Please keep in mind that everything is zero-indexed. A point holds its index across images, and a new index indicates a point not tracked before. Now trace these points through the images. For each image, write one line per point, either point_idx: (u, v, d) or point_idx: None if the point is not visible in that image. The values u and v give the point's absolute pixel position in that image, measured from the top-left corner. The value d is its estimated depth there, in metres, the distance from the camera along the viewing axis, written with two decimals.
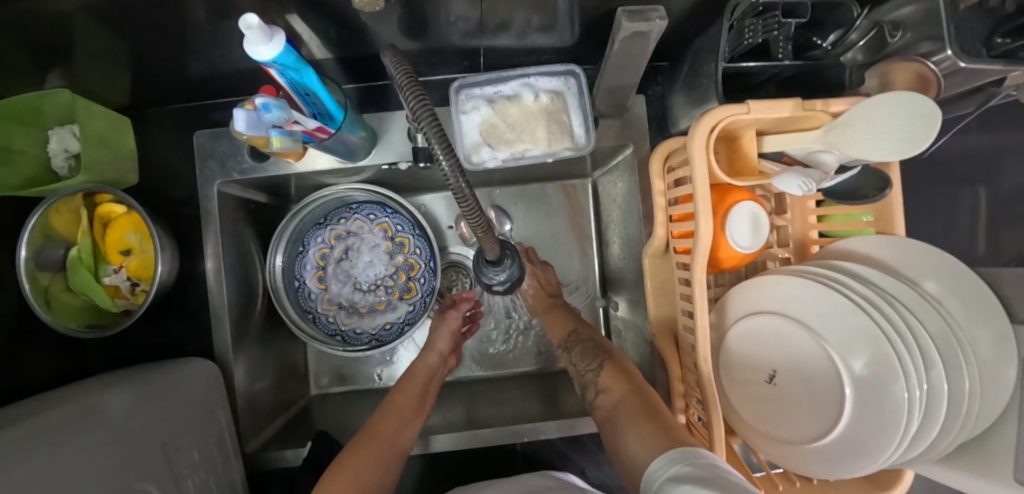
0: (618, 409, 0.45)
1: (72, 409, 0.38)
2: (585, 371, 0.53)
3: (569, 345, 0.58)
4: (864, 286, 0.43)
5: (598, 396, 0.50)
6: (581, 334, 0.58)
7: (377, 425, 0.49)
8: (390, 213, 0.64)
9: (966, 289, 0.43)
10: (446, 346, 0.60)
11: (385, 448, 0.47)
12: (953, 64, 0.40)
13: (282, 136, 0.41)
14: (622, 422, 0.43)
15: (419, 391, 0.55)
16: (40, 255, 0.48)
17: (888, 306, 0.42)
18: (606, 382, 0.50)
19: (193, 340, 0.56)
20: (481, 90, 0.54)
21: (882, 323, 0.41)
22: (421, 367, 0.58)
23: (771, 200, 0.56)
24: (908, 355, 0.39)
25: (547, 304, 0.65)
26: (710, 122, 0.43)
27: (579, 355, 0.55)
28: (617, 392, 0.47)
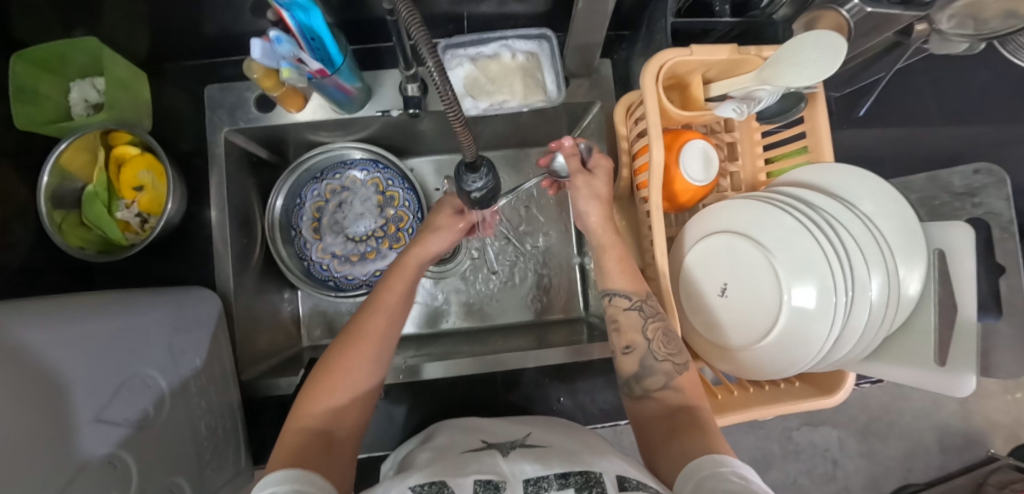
0: (670, 416, 0.44)
1: (90, 300, 0.42)
2: (661, 356, 0.47)
3: (645, 310, 0.49)
4: (809, 210, 0.48)
5: (661, 388, 0.46)
6: (656, 299, 0.50)
7: (361, 326, 0.46)
8: (381, 169, 0.70)
9: (900, 213, 0.48)
10: (440, 248, 0.54)
11: (372, 349, 0.45)
12: (862, 10, 0.48)
13: (290, 68, 0.49)
14: (680, 429, 0.42)
15: (408, 288, 0.50)
16: (59, 188, 0.53)
17: (829, 227, 0.47)
18: (680, 383, 0.46)
19: (193, 278, 0.60)
20: (465, 50, 0.60)
21: (822, 241, 0.46)
22: (412, 260, 0.52)
23: (724, 149, 0.62)
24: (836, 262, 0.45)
25: (616, 249, 0.52)
26: (659, 63, 0.49)
27: (659, 336, 0.47)
28: (685, 395, 0.46)
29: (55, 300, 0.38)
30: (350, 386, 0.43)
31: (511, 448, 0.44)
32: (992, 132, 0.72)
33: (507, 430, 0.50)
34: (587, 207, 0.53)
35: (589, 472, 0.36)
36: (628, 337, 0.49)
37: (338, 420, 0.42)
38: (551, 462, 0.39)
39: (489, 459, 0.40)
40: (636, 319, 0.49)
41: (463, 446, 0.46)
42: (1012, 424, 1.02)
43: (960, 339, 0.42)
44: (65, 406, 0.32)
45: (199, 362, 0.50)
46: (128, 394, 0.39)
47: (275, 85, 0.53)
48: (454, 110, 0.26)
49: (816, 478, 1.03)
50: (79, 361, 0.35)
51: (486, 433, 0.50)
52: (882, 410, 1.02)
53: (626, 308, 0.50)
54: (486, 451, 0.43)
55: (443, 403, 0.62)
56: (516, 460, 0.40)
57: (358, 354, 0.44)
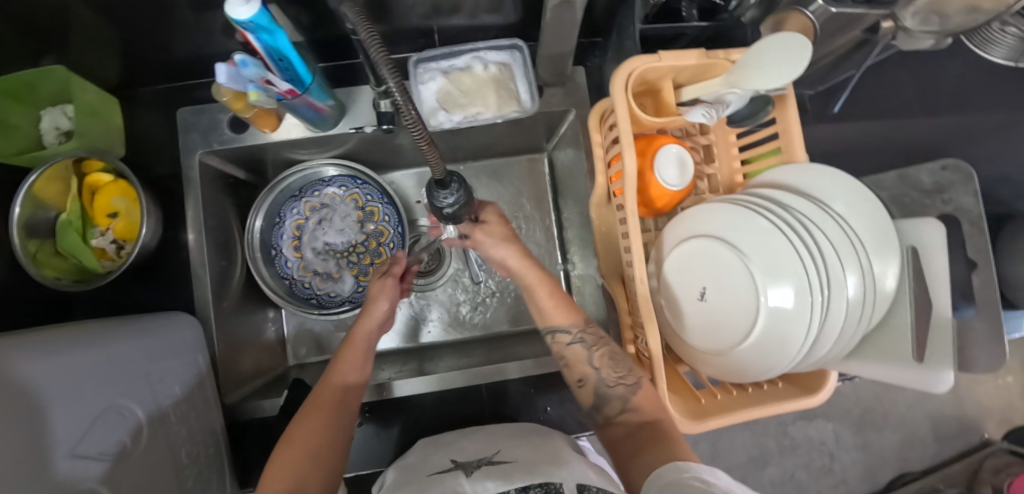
0: (635, 432, 0.45)
1: (64, 332, 0.42)
2: (613, 381, 0.49)
3: (586, 340, 0.52)
4: (783, 211, 0.48)
5: (620, 412, 0.47)
6: (594, 327, 0.53)
7: (316, 396, 0.47)
8: (360, 184, 0.69)
9: (872, 211, 0.48)
10: (384, 310, 0.53)
11: (328, 416, 0.45)
12: (826, 10, 0.48)
13: (258, 91, 0.48)
14: (649, 444, 0.42)
15: (363, 358, 0.51)
16: (31, 219, 0.53)
17: (804, 228, 0.47)
18: (638, 402, 0.47)
19: (172, 302, 0.60)
20: (437, 63, 0.60)
21: (796, 243, 0.46)
22: (360, 332, 0.53)
23: (700, 151, 0.63)
24: (814, 266, 0.45)
25: (551, 291, 0.53)
26: (628, 70, 0.49)
27: (606, 361, 0.50)
28: (643, 413, 0.46)
29: (31, 332, 0.38)
30: (310, 453, 0.42)
31: (477, 467, 0.44)
32: (965, 122, 0.73)
33: (479, 447, 0.50)
34: (500, 252, 0.54)
35: (550, 485, 0.37)
36: (578, 371, 0.51)
37: (302, 488, 0.40)
38: (514, 477, 0.39)
39: (453, 482, 0.40)
40: (580, 352, 0.51)
41: (432, 467, 0.46)
42: (1004, 409, 1.03)
43: (937, 335, 0.42)
44: (47, 439, 0.32)
45: (179, 388, 0.50)
46: (107, 425, 0.39)
47: (245, 107, 0.52)
48: (419, 130, 0.27)
49: (814, 472, 1.03)
50: (57, 392, 0.35)
51: (456, 452, 0.49)
52: (876, 401, 1.02)
53: (570, 343, 0.52)
54: (450, 473, 0.43)
55: (429, 418, 0.62)
56: (479, 479, 0.40)
57: (314, 423, 0.44)
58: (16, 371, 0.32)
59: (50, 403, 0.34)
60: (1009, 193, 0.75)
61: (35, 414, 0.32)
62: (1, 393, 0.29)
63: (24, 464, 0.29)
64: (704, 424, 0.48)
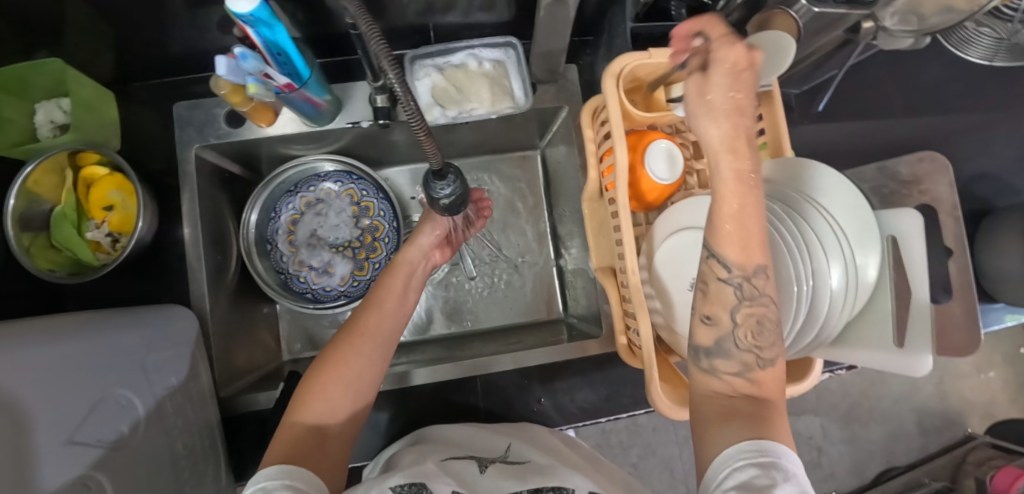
0: (728, 402, 0.35)
1: (62, 321, 0.42)
2: (744, 346, 0.35)
3: (745, 289, 0.35)
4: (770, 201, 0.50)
5: (732, 374, 0.36)
6: (765, 279, 0.35)
7: (360, 325, 0.49)
8: (355, 180, 0.70)
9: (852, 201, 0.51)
10: (427, 241, 0.61)
11: (369, 346, 0.47)
12: (809, 10, 0.50)
13: (256, 84, 0.49)
14: (737, 412, 0.33)
15: (401, 289, 0.56)
16: (26, 211, 0.53)
17: (788, 218, 0.48)
18: (762, 380, 0.35)
19: (167, 297, 0.60)
20: (432, 60, 0.61)
21: (781, 229, 0.48)
22: (404, 265, 0.59)
23: (689, 147, 0.64)
24: (801, 255, 0.46)
25: (744, 194, 0.32)
26: (619, 66, 0.51)
27: (752, 326, 0.35)
28: (762, 388, 0.35)
29: (28, 321, 0.38)
30: (347, 381, 0.44)
31: (491, 461, 0.47)
32: (944, 121, 0.75)
33: (488, 441, 0.53)
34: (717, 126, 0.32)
35: (562, 489, 0.40)
36: (709, 306, 0.37)
37: (335, 414, 0.42)
38: (528, 478, 0.42)
39: (469, 472, 0.44)
40: (729, 294, 0.35)
41: (446, 452, 0.49)
42: (986, 403, 1.05)
43: (918, 320, 0.43)
44: (36, 424, 0.32)
45: (175, 380, 0.50)
46: (100, 415, 0.39)
47: (243, 101, 0.53)
48: (417, 120, 0.26)
49: (802, 466, 1.04)
50: (51, 379, 0.35)
51: (468, 443, 0.52)
52: (862, 396, 1.04)
53: (721, 280, 0.36)
54: (465, 462, 0.46)
55: (422, 411, 0.63)
56: (494, 477, 0.43)
57: (359, 351, 0.46)
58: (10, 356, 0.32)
59: (45, 389, 0.34)
60: (987, 190, 0.77)
61: (25, 402, 0.32)
62: None
63: (22, 448, 0.29)
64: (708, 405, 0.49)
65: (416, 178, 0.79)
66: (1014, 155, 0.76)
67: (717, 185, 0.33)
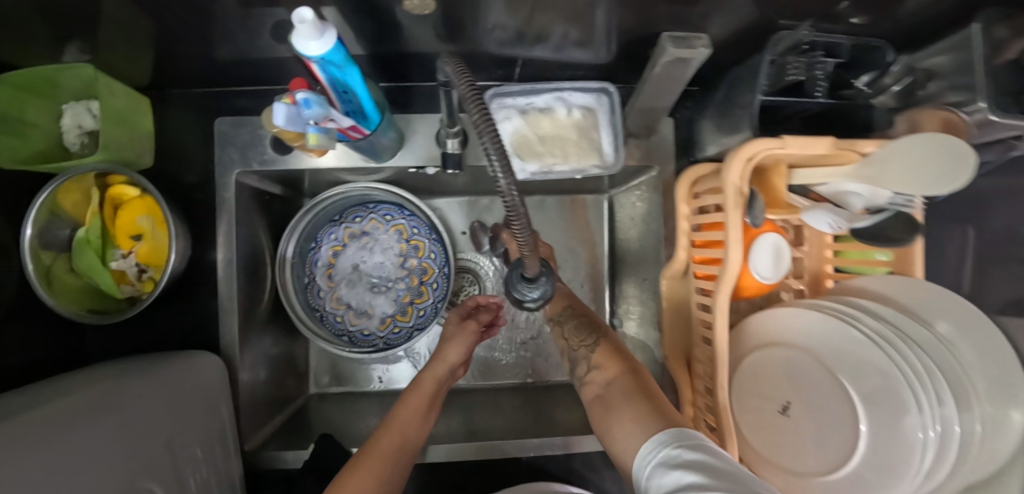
0: (607, 395, 0.43)
1: (79, 399, 0.36)
2: (576, 346, 0.50)
3: (562, 318, 0.54)
4: (878, 320, 0.44)
5: (590, 373, 0.47)
6: (576, 309, 0.55)
7: (376, 447, 0.46)
8: (406, 215, 0.63)
9: (980, 334, 0.44)
10: (459, 355, 0.56)
11: (382, 471, 0.44)
12: (985, 116, 0.40)
13: (318, 133, 0.41)
14: (617, 399, 0.41)
15: (422, 409, 0.51)
16: (45, 234, 0.47)
17: (904, 344, 0.42)
18: (600, 361, 0.47)
19: (195, 334, 0.54)
20: (514, 100, 0.53)
21: (897, 360, 0.41)
22: (428, 380, 0.53)
23: (790, 232, 0.57)
24: (923, 392, 0.40)
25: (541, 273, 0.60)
26: (747, 154, 0.43)
27: (574, 330, 0.52)
28: (607, 371, 0.46)
29: (38, 413, 0.33)
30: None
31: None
32: None
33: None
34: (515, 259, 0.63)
35: None
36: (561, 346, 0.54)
37: None
38: None
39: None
40: (559, 331, 0.54)
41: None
42: None
43: None
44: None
45: (200, 449, 0.45)
46: None
47: (297, 138, 0.45)
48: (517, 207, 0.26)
49: None
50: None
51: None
52: None
53: (555, 327, 0.55)
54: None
55: (457, 478, 0.59)
56: None
57: (369, 471, 0.43)
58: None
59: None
60: None
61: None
62: None
63: None
64: None
65: (469, 212, 0.71)
66: None
67: None
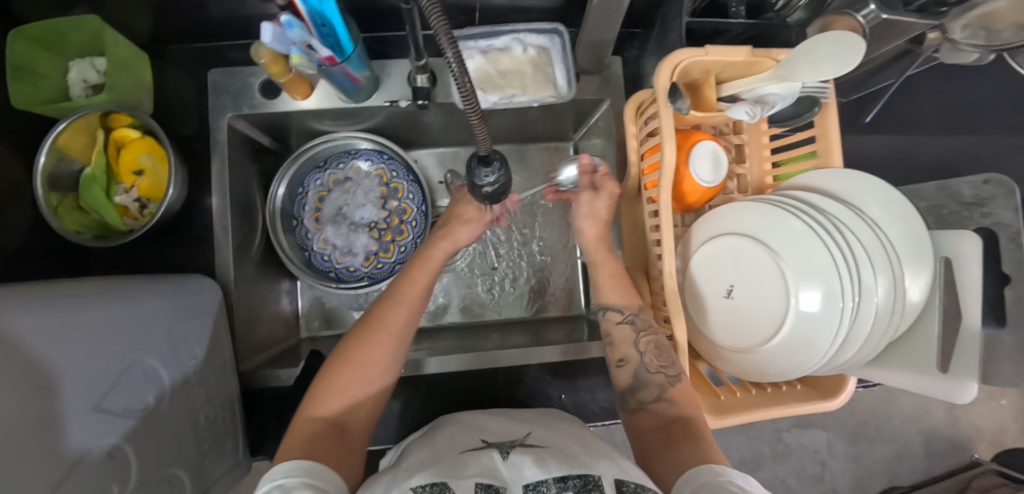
0: (669, 426, 0.47)
1: (91, 286, 0.41)
2: (654, 368, 0.50)
3: (637, 323, 0.54)
4: (816, 213, 0.48)
5: (655, 400, 0.49)
6: (647, 314, 0.55)
7: (379, 326, 0.47)
8: (386, 160, 0.69)
9: (904, 216, 0.48)
10: (467, 236, 0.58)
11: (390, 343, 0.47)
12: (877, 16, 0.48)
13: (300, 54, 0.47)
14: (679, 439, 0.45)
15: (428, 282, 0.53)
16: (55, 170, 0.52)
17: (837, 231, 0.46)
18: (674, 394, 0.49)
19: (192, 267, 0.59)
20: (476, 42, 0.58)
21: (830, 246, 0.46)
22: (436, 254, 0.56)
23: (732, 151, 0.62)
24: (846, 276, 0.45)
25: (613, 264, 0.59)
26: (673, 62, 0.49)
27: (651, 348, 0.51)
28: (678, 406, 0.48)
29: (58, 286, 0.38)
30: (366, 374, 0.45)
31: (511, 448, 0.43)
32: (992, 143, 0.72)
33: (507, 428, 0.49)
34: (583, 225, 0.60)
35: (589, 476, 0.37)
36: (620, 351, 0.54)
37: (351, 414, 0.44)
38: (549, 463, 0.38)
39: (489, 461, 0.39)
40: (628, 332, 0.54)
41: (463, 445, 0.45)
42: (996, 430, 1.01)
43: (964, 350, 0.43)
44: (59, 403, 0.31)
45: (200, 352, 0.50)
46: (128, 385, 0.38)
47: (282, 71, 0.51)
48: (471, 99, 0.26)
49: (805, 479, 1.00)
50: (73, 349, 0.33)
51: (482, 433, 0.48)
52: (874, 414, 1.00)
53: (619, 322, 0.55)
54: (484, 452, 0.42)
55: (444, 398, 0.63)
56: (517, 460, 0.39)
57: (380, 346, 0.46)
58: (22, 328, 0.30)
59: (67, 363, 0.32)
60: None
61: (48, 377, 0.30)
62: (12, 361, 0.28)
63: (39, 423, 0.28)
64: (715, 421, 0.49)
65: (446, 162, 0.77)
66: None
67: (595, 257, 0.59)
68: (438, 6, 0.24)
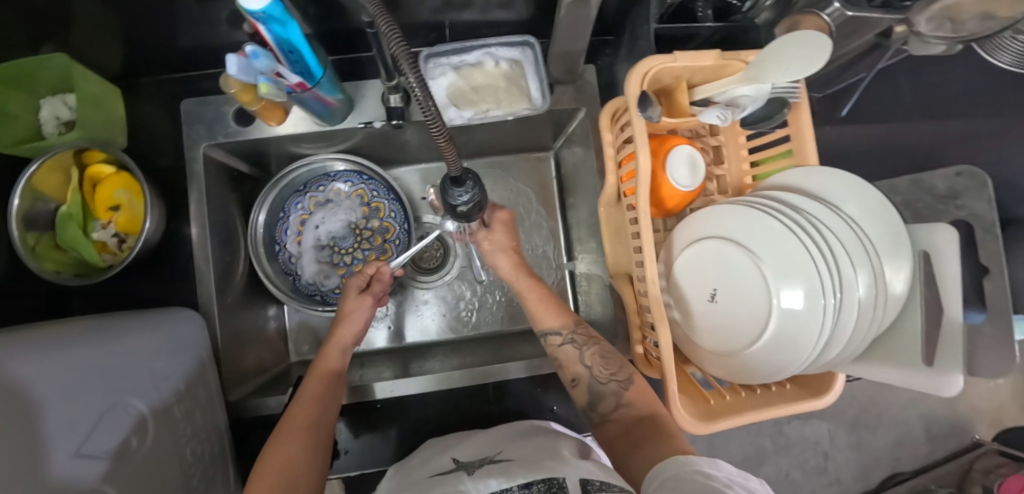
0: (633, 427, 0.47)
1: (71, 328, 0.41)
2: (604, 378, 0.53)
3: (576, 340, 0.56)
4: (795, 213, 0.48)
5: (615, 409, 0.50)
6: (583, 329, 0.58)
7: (291, 419, 0.44)
8: (366, 180, 0.69)
9: (879, 211, 0.48)
10: (358, 328, 0.56)
11: (306, 435, 0.43)
12: (843, 14, 0.48)
13: (267, 83, 0.46)
14: (647, 438, 0.44)
15: (333, 375, 0.50)
16: (31, 211, 0.51)
17: (815, 230, 0.47)
18: (630, 398, 0.50)
19: (175, 299, 0.59)
20: (448, 59, 0.59)
21: (809, 246, 0.46)
22: (332, 352, 0.53)
23: (710, 153, 0.62)
24: (827, 274, 0.45)
25: (534, 287, 0.62)
26: (643, 71, 0.49)
27: (596, 360, 0.54)
28: (637, 408, 0.49)
29: (36, 331, 0.37)
30: (292, 469, 0.39)
31: (480, 466, 0.43)
32: (970, 128, 0.73)
33: (479, 448, 0.50)
34: (497, 259, 0.64)
35: (554, 478, 0.36)
36: (571, 371, 0.55)
37: None
38: (515, 474, 0.39)
39: (455, 481, 0.40)
40: (571, 352, 0.56)
41: (433, 469, 0.45)
42: (996, 411, 1.01)
43: (948, 340, 0.43)
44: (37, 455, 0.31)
45: (184, 385, 0.49)
46: (112, 427, 0.38)
47: (253, 100, 0.51)
48: (436, 120, 0.26)
49: (808, 471, 1.00)
50: (56, 394, 0.33)
51: (453, 455, 0.48)
52: (873, 403, 1.00)
53: (561, 343, 0.57)
54: (452, 474, 0.42)
55: (437, 415, 0.63)
56: (483, 477, 0.40)
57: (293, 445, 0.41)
58: (10, 374, 0.30)
59: (51, 409, 0.32)
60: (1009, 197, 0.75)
61: (32, 424, 0.30)
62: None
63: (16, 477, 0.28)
64: (707, 427, 0.48)
65: (427, 178, 0.77)
66: None
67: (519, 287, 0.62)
68: (395, 27, 0.23)
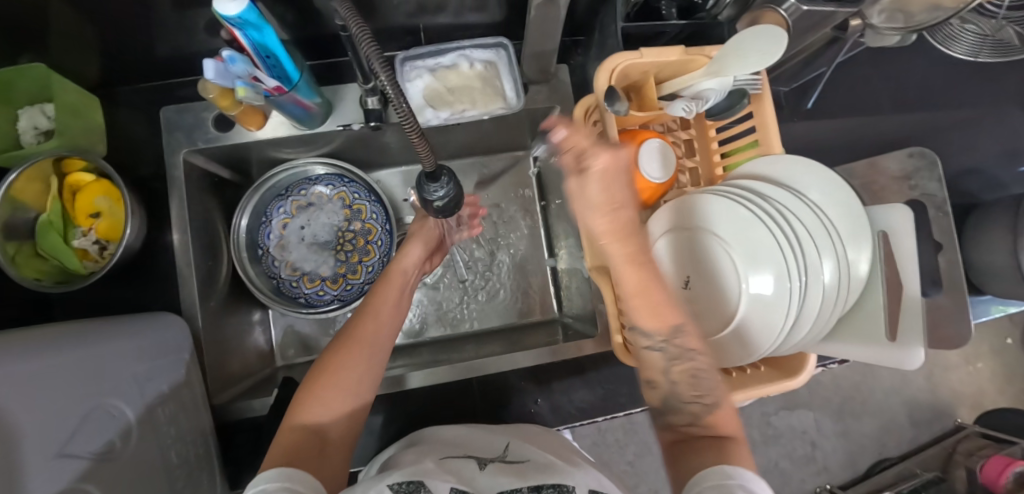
0: (698, 440, 0.41)
1: (52, 332, 0.41)
2: (688, 398, 0.43)
3: (670, 351, 0.42)
4: (765, 201, 0.49)
5: (688, 425, 0.43)
6: (685, 337, 0.42)
7: (359, 332, 0.49)
8: (347, 183, 0.70)
9: (839, 196, 0.50)
10: (417, 255, 0.61)
11: (368, 351, 0.48)
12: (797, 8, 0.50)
13: (245, 87, 0.48)
14: (702, 448, 0.40)
15: (397, 296, 0.56)
16: (11, 220, 0.51)
17: (783, 218, 0.48)
18: (711, 419, 0.42)
19: (158, 304, 0.59)
20: (423, 61, 0.60)
21: (777, 233, 0.47)
22: (398, 272, 0.58)
23: (681, 146, 0.64)
24: (794, 259, 0.46)
25: (641, 274, 0.37)
26: (609, 67, 0.51)
27: (687, 378, 0.43)
28: (718, 428, 0.42)
29: (17, 334, 0.38)
30: (349, 381, 0.45)
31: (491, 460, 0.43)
32: (930, 118, 0.76)
33: (486, 439, 0.49)
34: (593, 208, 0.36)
35: (563, 486, 0.37)
36: (648, 374, 0.45)
37: (337, 418, 0.43)
38: (528, 475, 0.39)
39: (467, 471, 0.39)
40: (658, 359, 0.43)
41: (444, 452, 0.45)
42: (975, 393, 1.03)
43: (909, 316, 0.44)
44: None
45: (167, 387, 0.50)
46: (95, 429, 0.38)
47: (232, 104, 0.52)
48: (410, 121, 0.26)
49: (796, 460, 1.01)
50: (40, 396, 0.33)
51: (465, 443, 0.48)
52: (857, 390, 1.02)
53: (648, 349, 0.43)
54: (463, 461, 0.42)
55: (422, 413, 0.64)
56: (494, 474, 0.39)
57: (357, 357, 0.47)
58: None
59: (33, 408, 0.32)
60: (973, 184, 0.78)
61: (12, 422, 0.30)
62: None
63: None
64: None
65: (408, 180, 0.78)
66: (996, 149, 0.78)
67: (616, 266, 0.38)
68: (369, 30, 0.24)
